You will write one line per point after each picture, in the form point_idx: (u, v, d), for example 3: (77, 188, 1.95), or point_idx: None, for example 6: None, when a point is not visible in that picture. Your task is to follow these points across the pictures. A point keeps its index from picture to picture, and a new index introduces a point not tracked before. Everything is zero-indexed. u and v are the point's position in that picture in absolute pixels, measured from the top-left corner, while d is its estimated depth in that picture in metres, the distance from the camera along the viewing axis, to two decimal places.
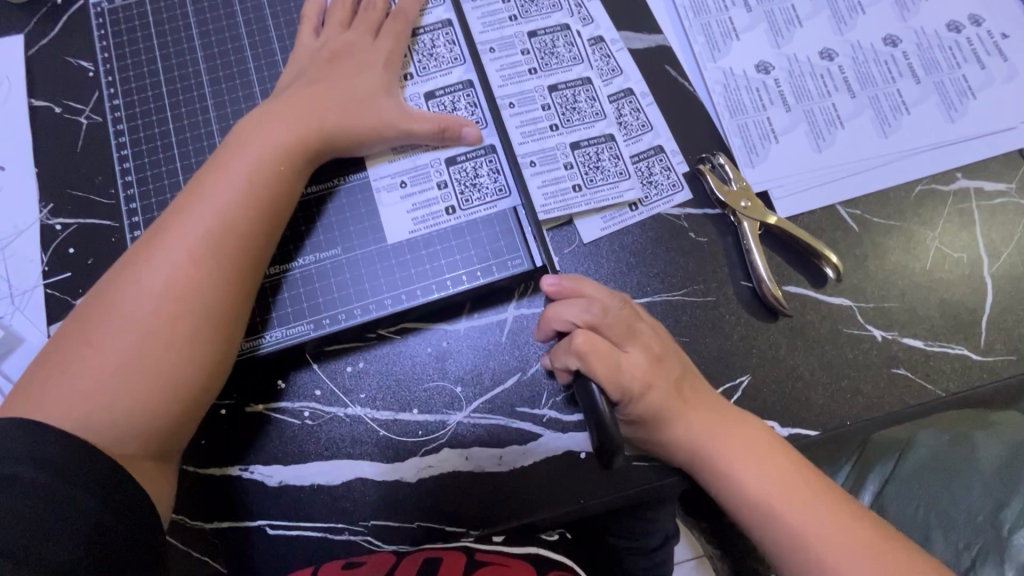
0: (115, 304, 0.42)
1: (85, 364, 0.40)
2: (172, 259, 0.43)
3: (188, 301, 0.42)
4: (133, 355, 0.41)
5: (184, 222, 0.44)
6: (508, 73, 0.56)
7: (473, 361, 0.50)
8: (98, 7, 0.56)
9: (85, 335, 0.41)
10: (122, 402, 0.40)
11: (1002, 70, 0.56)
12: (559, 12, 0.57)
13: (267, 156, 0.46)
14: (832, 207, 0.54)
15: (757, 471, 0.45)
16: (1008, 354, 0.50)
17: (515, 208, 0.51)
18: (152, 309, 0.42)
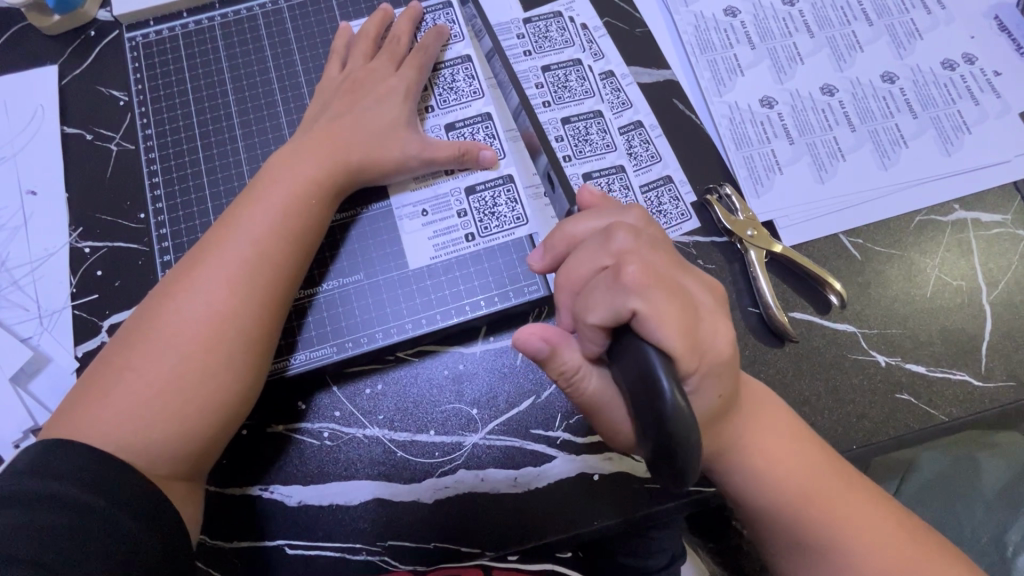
0: (155, 329, 0.44)
1: (127, 386, 0.42)
2: (209, 287, 0.45)
3: (224, 328, 0.44)
4: (171, 379, 0.43)
5: (221, 251, 0.46)
6: None
7: (489, 384, 0.52)
8: (132, 40, 0.58)
9: (127, 358, 0.43)
10: (161, 424, 0.42)
11: (996, 106, 0.59)
12: (571, 47, 0.60)
13: (299, 188, 0.48)
14: (836, 237, 0.56)
15: (784, 456, 0.44)
16: (1007, 380, 0.52)
17: (532, 236, 0.53)
18: (189, 336, 0.43)
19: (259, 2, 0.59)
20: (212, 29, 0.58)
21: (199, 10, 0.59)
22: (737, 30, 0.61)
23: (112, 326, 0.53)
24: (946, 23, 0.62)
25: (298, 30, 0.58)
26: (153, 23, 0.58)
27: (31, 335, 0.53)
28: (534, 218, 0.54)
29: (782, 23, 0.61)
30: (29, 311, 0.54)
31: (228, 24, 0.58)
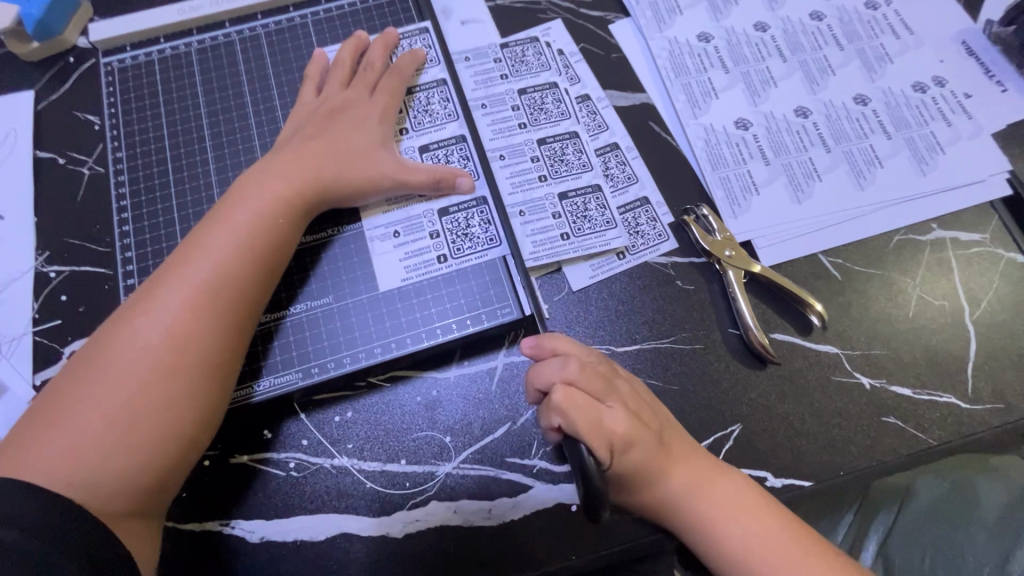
0: (110, 358, 0.42)
1: (80, 418, 0.40)
2: (171, 312, 0.43)
3: (183, 355, 0.43)
4: (127, 410, 0.41)
5: (184, 275, 0.45)
6: (498, 127, 0.59)
7: (463, 410, 0.50)
8: (109, 65, 0.58)
9: (80, 387, 0.41)
10: (116, 456, 0.40)
11: (968, 128, 0.59)
12: (547, 72, 0.61)
13: (266, 211, 0.48)
14: (815, 256, 0.55)
15: (741, 524, 0.45)
16: (995, 401, 0.51)
17: (505, 257, 0.52)
18: (147, 364, 0.42)
19: (237, 29, 0.59)
20: (188, 55, 0.58)
21: (176, 36, 0.59)
22: (711, 56, 0.62)
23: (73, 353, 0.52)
24: (916, 48, 0.63)
25: (275, 55, 0.59)
26: (130, 48, 0.59)
27: None
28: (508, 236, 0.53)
29: (755, 48, 0.63)
30: None
31: (204, 50, 0.58)
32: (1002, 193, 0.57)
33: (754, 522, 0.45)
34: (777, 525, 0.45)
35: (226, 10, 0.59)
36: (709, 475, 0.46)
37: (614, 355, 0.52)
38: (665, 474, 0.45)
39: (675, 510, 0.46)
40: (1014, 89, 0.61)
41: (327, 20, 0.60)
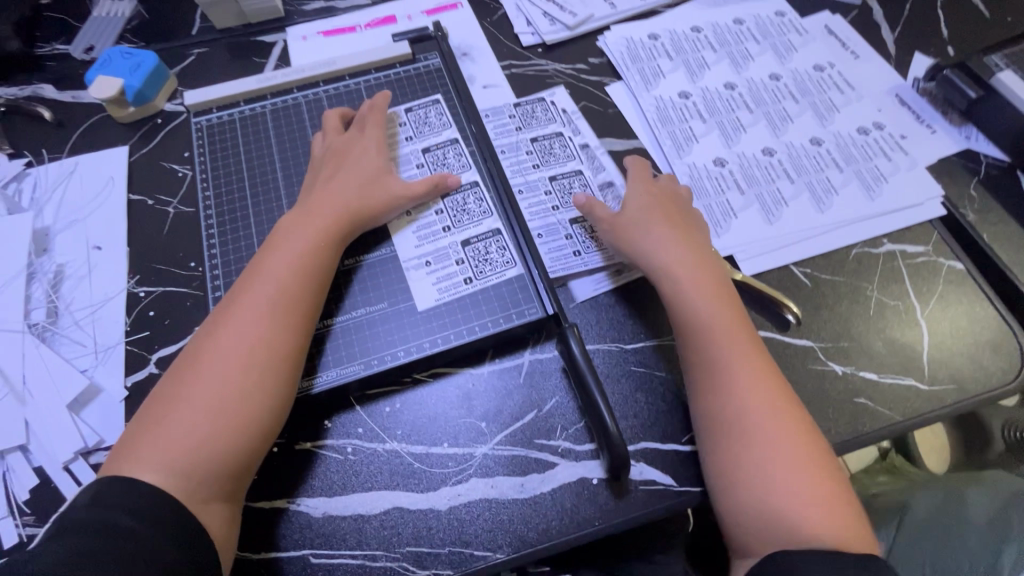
0: (196, 372, 0.51)
1: (174, 422, 0.49)
2: (244, 328, 0.52)
3: (255, 362, 0.51)
4: (211, 411, 0.49)
5: (251, 296, 0.54)
6: (516, 169, 0.71)
7: (496, 400, 0.58)
8: (198, 123, 0.70)
9: (173, 398, 0.50)
10: (207, 450, 0.48)
11: (906, 162, 0.72)
12: (554, 123, 0.74)
13: (313, 241, 0.58)
14: (788, 267, 0.66)
15: (741, 364, 0.54)
16: (950, 384, 0.60)
17: (523, 275, 0.62)
18: (226, 373, 0.50)
19: (303, 93, 0.72)
20: (263, 115, 0.71)
21: (253, 100, 0.72)
22: (690, 109, 0.76)
23: (160, 359, 0.60)
24: (858, 100, 0.77)
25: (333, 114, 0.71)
26: (215, 110, 0.71)
27: (86, 368, 0.60)
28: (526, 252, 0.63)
29: (727, 102, 0.76)
30: (86, 346, 0.61)
31: (276, 111, 0.71)
32: (938, 214, 0.69)
33: (760, 373, 0.54)
34: (766, 372, 0.54)
35: (295, 79, 0.72)
36: (734, 319, 0.57)
37: (625, 349, 0.61)
38: (698, 299, 0.57)
39: (700, 332, 0.56)
40: (942, 130, 0.74)
41: (376, 84, 0.73)
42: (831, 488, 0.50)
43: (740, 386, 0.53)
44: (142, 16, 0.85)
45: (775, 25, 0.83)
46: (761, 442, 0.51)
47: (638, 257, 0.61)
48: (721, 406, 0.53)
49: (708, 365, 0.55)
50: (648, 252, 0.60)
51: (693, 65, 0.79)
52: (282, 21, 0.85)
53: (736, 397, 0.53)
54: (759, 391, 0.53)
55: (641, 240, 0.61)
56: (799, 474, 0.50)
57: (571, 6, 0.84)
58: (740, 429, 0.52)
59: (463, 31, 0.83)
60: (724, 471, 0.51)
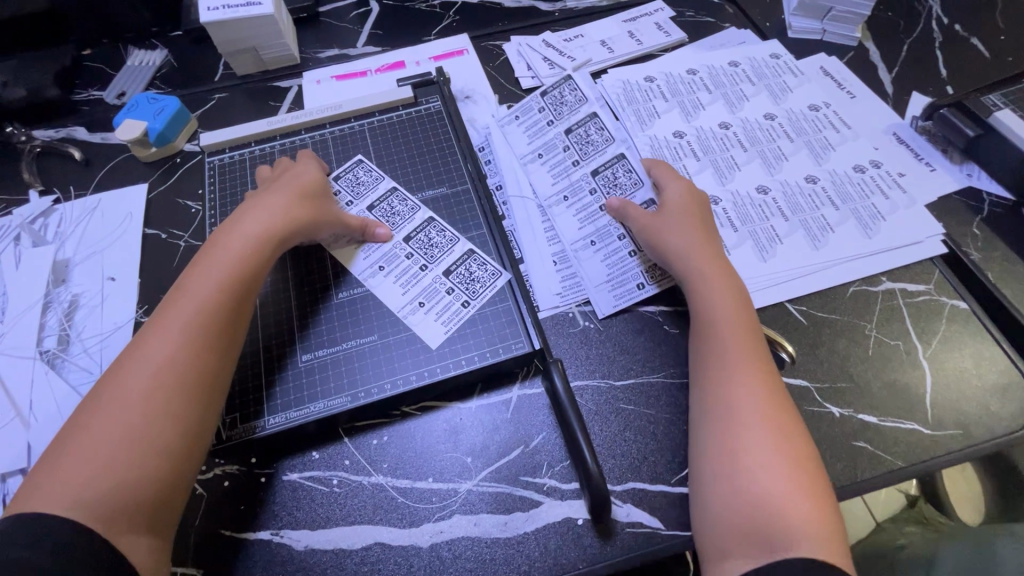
0: (108, 397, 0.48)
1: (82, 448, 0.46)
2: (159, 343, 0.50)
3: (173, 383, 0.49)
4: (124, 430, 0.47)
5: (170, 311, 0.53)
6: (557, 170, 0.74)
7: (483, 435, 0.58)
8: (211, 162, 0.75)
9: (81, 425, 0.47)
10: (120, 473, 0.45)
11: (904, 200, 0.71)
12: (586, 108, 0.78)
13: (234, 258, 0.56)
14: (781, 304, 0.65)
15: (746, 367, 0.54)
16: (956, 429, 0.57)
17: (510, 281, 0.64)
18: (144, 394, 0.48)
19: (311, 134, 0.76)
20: (271, 155, 0.75)
21: (263, 140, 0.76)
22: (685, 147, 0.77)
23: None
24: (854, 139, 0.77)
25: (337, 153, 0.74)
26: (228, 150, 0.75)
27: None
28: (513, 287, 0.64)
29: (721, 142, 0.77)
30: (92, 374, 0.63)
31: (284, 150, 0.75)
32: (939, 252, 0.68)
33: (761, 368, 0.54)
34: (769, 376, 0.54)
35: (304, 121, 0.76)
36: (743, 313, 0.57)
37: (613, 386, 0.60)
38: (712, 289, 0.59)
39: (711, 318, 0.57)
40: (941, 169, 0.74)
41: (379, 125, 0.77)
42: (816, 488, 0.48)
43: (742, 373, 0.53)
44: (172, 65, 0.92)
45: (770, 66, 0.85)
46: (749, 428, 0.50)
47: (661, 243, 0.63)
48: (719, 388, 0.53)
49: (713, 349, 0.56)
50: (668, 239, 0.63)
51: (688, 106, 0.81)
52: (298, 67, 0.90)
53: (734, 381, 0.53)
54: (758, 381, 0.53)
55: (665, 229, 0.64)
56: (782, 463, 0.48)
57: (570, 51, 0.88)
58: (732, 411, 0.52)
59: (466, 75, 0.87)
60: (709, 450, 0.51)
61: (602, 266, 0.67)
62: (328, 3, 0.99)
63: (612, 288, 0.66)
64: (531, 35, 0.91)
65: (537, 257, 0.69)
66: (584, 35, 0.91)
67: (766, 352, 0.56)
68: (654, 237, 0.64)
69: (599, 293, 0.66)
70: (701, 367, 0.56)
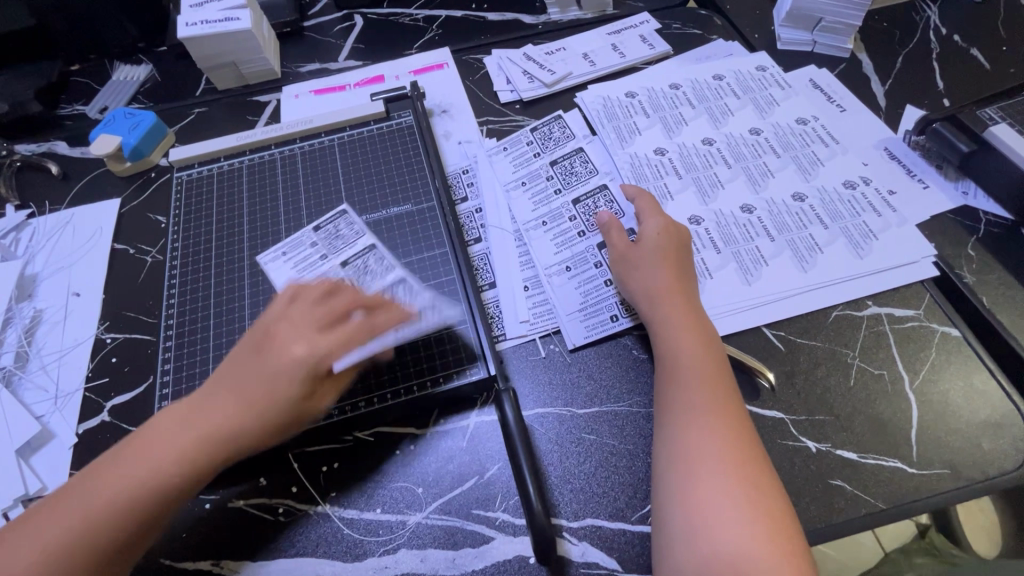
0: (83, 493, 0.47)
1: (64, 511, 0.47)
2: (166, 426, 0.50)
3: (127, 515, 0.47)
4: (95, 509, 0.47)
5: (194, 399, 0.51)
6: (539, 198, 0.72)
7: (436, 464, 0.56)
8: (180, 178, 0.74)
9: (81, 485, 0.48)
10: (78, 546, 0.46)
11: (896, 218, 0.67)
12: (574, 143, 0.77)
13: (243, 398, 0.51)
14: (759, 329, 0.61)
15: (710, 417, 0.50)
16: (942, 468, 0.53)
17: (470, 306, 0.61)
18: (104, 512, 0.47)
19: (280, 150, 0.75)
20: (240, 172, 0.74)
21: (233, 156, 0.75)
22: (666, 165, 0.74)
23: (113, 408, 0.61)
24: (843, 154, 0.73)
25: (305, 170, 0.73)
26: (197, 166, 0.75)
27: (45, 413, 0.61)
28: (471, 309, 0.61)
29: (704, 159, 0.74)
30: (48, 392, 0.62)
31: (253, 166, 0.74)
32: (931, 274, 0.63)
33: (727, 413, 0.50)
34: (737, 423, 0.50)
35: (274, 136, 0.75)
36: (712, 356, 0.54)
37: (574, 415, 0.57)
38: (679, 332, 0.55)
39: (676, 362, 0.54)
40: (935, 186, 0.70)
41: (349, 143, 0.75)
42: (786, 554, 0.44)
43: (707, 425, 0.50)
44: (154, 79, 0.92)
45: (756, 80, 0.82)
46: (714, 485, 0.47)
47: (630, 282, 0.60)
48: (682, 442, 0.49)
49: (678, 396, 0.52)
50: (637, 278, 0.60)
51: (670, 121, 0.78)
52: (278, 81, 0.90)
53: (699, 434, 0.49)
54: (723, 431, 0.49)
55: (634, 265, 0.61)
56: (749, 525, 0.45)
57: (550, 64, 0.86)
58: (698, 467, 0.48)
59: (444, 89, 0.86)
60: (674, 508, 0.47)
61: (575, 295, 0.64)
62: (312, 18, 0.98)
63: (585, 317, 0.62)
64: (512, 49, 0.90)
65: (510, 279, 0.66)
66: (566, 48, 0.89)
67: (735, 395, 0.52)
68: (622, 276, 0.61)
69: (571, 322, 0.62)
70: (663, 415, 0.52)
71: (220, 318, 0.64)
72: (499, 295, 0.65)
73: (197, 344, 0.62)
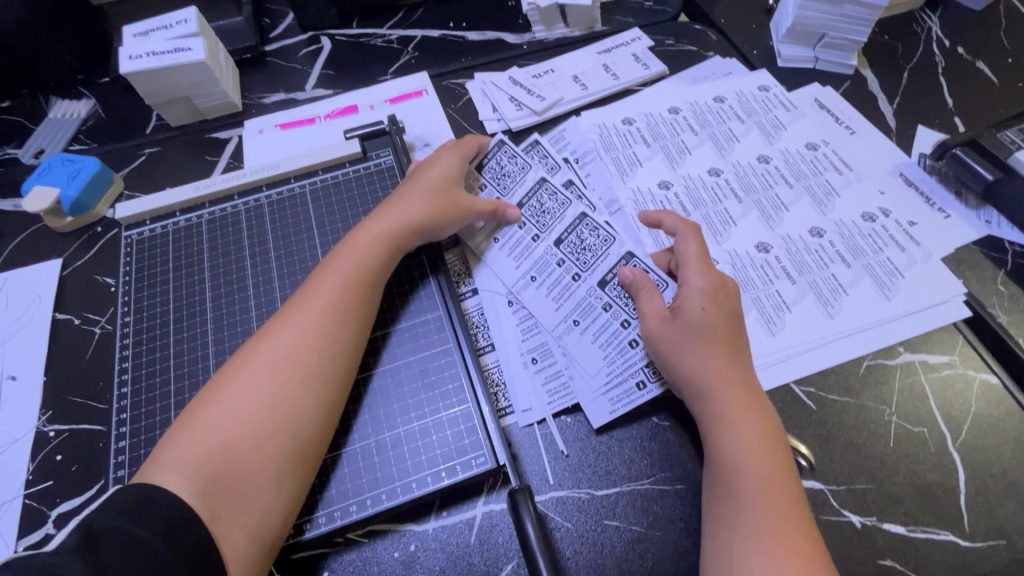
0: (221, 399, 0.48)
1: (205, 431, 0.46)
2: (289, 340, 0.51)
3: (291, 394, 0.48)
4: (248, 417, 0.47)
5: (298, 314, 0.53)
6: (518, 250, 0.63)
7: (441, 567, 0.49)
8: (129, 237, 0.65)
9: (207, 410, 0.47)
10: (239, 459, 0.45)
11: (921, 253, 0.63)
12: (530, 169, 0.66)
13: (359, 271, 0.56)
14: (787, 386, 0.56)
15: (777, 549, 0.43)
16: (997, 538, 0.48)
17: (469, 371, 0.56)
18: (265, 399, 0.48)
19: (244, 200, 0.67)
20: (199, 226, 0.65)
21: (191, 208, 0.67)
22: (672, 200, 0.68)
23: (59, 516, 0.52)
24: (858, 182, 0.69)
25: (274, 221, 0.65)
26: (149, 222, 0.66)
27: None
28: (470, 377, 0.55)
29: (712, 192, 0.69)
30: None
31: (213, 219, 0.66)
32: (963, 315, 0.59)
33: (800, 542, 0.43)
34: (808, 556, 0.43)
35: (236, 185, 0.67)
36: (780, 472, 0.46)
37: (593, 500, 0.51)
38: (734, 431, 0.48)
39: (736, 476, 0.46)
40: (956, 215, 0.66)
41: (322, 188, 0.68)
42: None
43: (774, 555, 0.42)
44: (98, 116, 0.82)
45: (760, 101, 0.77)
46: None
47: (675, 365, 0.52)
48: (743, 574, 0.42)
49: (739, 517, 0.45)
50: (680, 362, 0.51)
51: (672, 151, 0.73)
52: (239, 115, 0.81)
53: (764, 569, 0.42)
54: (796, 566, 0.42)
55: (675, 346, 0.52)
56: None
57: (539, 89, 0.79)
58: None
59: (425, 119, 0.79)
60: None
61: (596, 352, 0.57)
62: (274, 41, 0.89)
63: (607, 389, 0.55)
64: (497, 72, 0.83)
65: (511, 355, 0.58)
66: (555, 70, 0.82)
67: (809, 518, 0.45)
68: (663, 357, 0.53)
69: (595, 399, 0.55)
70: (720, 535, 0.45)
71: (180, 401, 0.55)
72: (501, 368, 0.58)
73: (154, 438, 0.54)
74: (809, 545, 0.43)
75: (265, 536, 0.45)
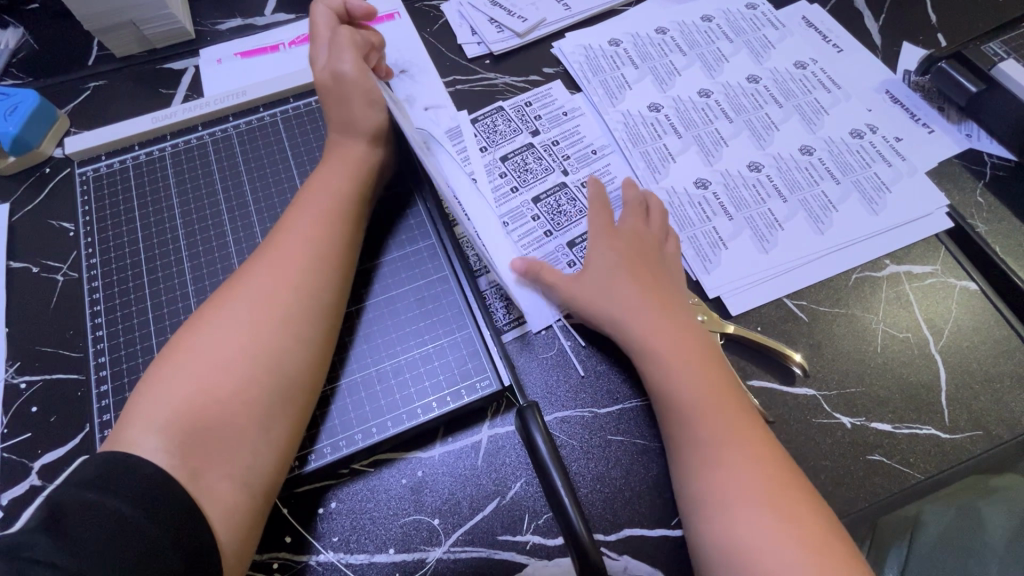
0: (195, 347, 0.45)
1: (176, 376, 0.43)
2: (262, 280, 0.48)
3: (271, 335, 0.46)
4: (223, 362, 0.44)
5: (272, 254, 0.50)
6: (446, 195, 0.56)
7: (450, 490, 0.49)
8: (83, 175, 0.60)
9: (178, 354, 0.44)
10: (217, 404, 0.43)
11: (906, 167, 0.63)
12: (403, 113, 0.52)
13: (336, 209, 0.52)
14: (780, 301, 0.57)
15: (739, 462, 0.44)
16: (975, 430, 0.51)
17: (466, 297, 0.55)
18: (240, 344, 0.45)
19: (210, 131, 0.62)
20: (162, 160, 0.60)
21: (151, 141, 0.62)
22: (663, 123, 0.67)
23: (43, 468, 0.50)
24: (846, 100, 0.68)
25: (246, 152, 0.61)
26: (105, 158, 0.61)
27: None
28: (468, 303, 0.54)
29: (702, 113, 0.67)
30: None
31: (178, 153, 0.61)
32: (945, 226, 0.60)
33: (752, 444, 0.45)
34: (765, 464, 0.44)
35: (200, 115, 0.62)
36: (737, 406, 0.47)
37: (597, 417, 0.52)
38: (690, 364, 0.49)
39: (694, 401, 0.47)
40: (940, 130, 0.66)
41: (295, 117, 0.63)
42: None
43: (733, 460, 0.44)
44: (31, 47, 0.74)
45: (748, 19, 0.75)
46: (750, 522, 0.42)
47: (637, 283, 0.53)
48: (715, 493, 0.44)
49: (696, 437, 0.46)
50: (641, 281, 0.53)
51: (662, 73, 0.70)
52: (194, 43, 0.74)
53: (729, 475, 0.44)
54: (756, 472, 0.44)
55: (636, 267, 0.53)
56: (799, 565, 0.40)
57: (520, 9, 0.75)
58: (733, 518, 0.43)
59: (400, 43, 0.73)
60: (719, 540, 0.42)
61: None
62: None
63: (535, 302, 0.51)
64: None
65: None
66: None
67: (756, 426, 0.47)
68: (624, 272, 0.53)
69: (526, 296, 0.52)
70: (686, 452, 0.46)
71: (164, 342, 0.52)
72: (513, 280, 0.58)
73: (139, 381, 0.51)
74: (772, 456, 0.45)
75: (256, 487, 0.42)
